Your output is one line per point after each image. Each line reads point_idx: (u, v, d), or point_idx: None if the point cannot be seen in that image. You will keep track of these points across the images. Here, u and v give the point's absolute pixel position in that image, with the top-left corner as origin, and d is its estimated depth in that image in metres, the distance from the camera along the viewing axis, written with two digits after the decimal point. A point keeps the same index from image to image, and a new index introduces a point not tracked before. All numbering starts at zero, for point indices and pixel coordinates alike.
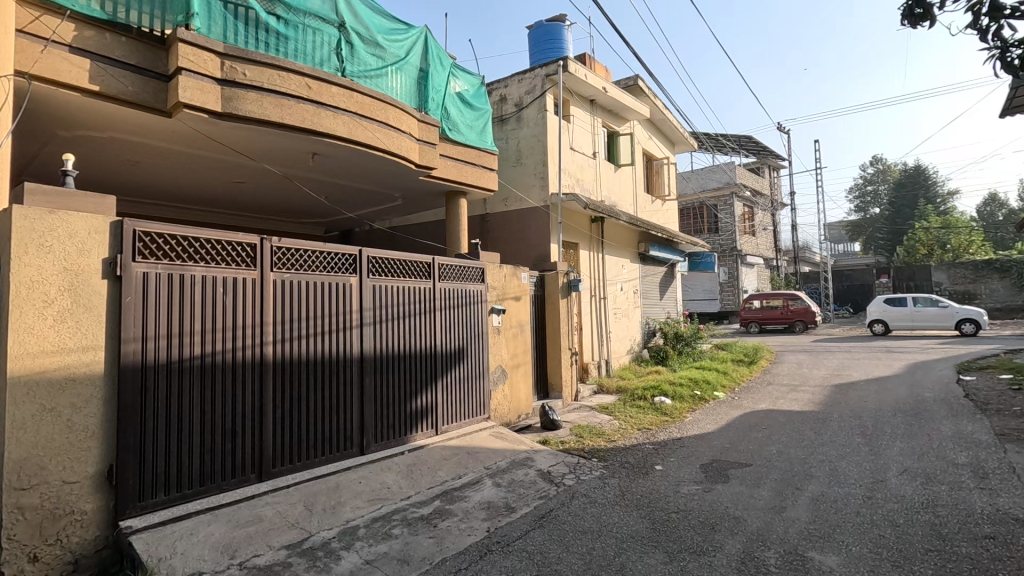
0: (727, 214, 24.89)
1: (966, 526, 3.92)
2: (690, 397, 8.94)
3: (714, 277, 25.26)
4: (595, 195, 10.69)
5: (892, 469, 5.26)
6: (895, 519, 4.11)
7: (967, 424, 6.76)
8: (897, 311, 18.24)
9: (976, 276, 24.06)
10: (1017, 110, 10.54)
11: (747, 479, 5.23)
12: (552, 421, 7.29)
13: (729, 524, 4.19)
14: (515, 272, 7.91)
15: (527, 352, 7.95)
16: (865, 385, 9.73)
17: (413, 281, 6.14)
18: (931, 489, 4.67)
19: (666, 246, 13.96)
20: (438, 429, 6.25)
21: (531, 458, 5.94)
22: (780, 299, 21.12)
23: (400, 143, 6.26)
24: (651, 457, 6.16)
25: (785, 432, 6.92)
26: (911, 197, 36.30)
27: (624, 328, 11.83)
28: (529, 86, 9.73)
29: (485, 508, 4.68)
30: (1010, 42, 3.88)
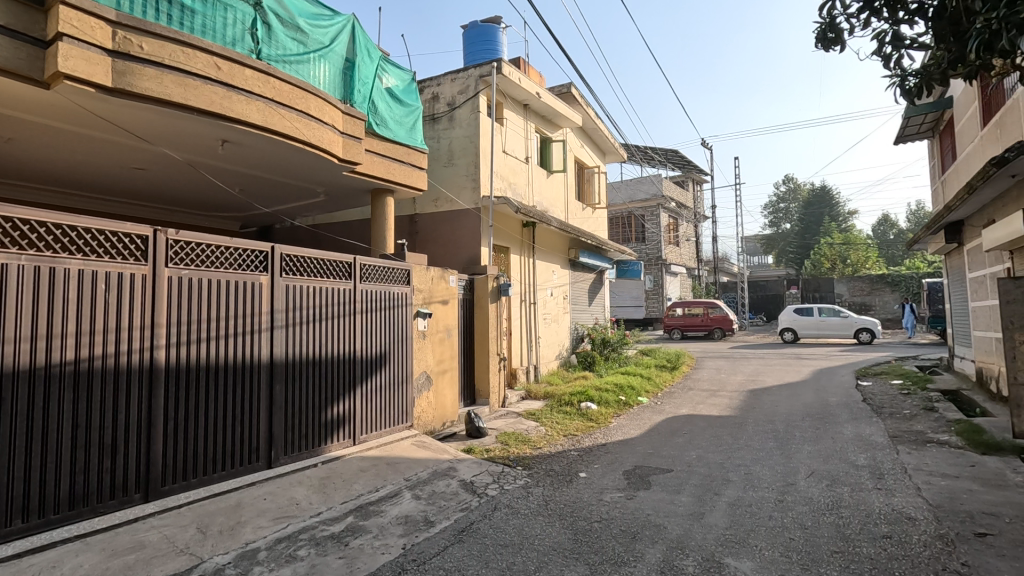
0: (654, 225, 25.78)
1: (866, 526, 4.10)
2: (615, 402, 9.04)
3: (640, 284, 26.03)
4: (526, 200, 10.65)
5: (801, 472, 5.49)
6: (804, 522, 4.24)
7: (866, 427, 7.24)
8: (804, 320, 19.52)
9: (871, 289, 26.37)
10: (908, 138, 11.57)
11: (668, 485, 5.28)
12: (478, 428, 7.10)
13: (650, 532, 4.17)
14: (443, 274, 7.67)
15: (454, 358, 7.72)
16: (777, 390, 10.24)
17: (331, 282, 5.77)
18: (836, 491, 4.89)
19: (596, 253, 14.20)
20: (356, 439, 5.89)
21: (454, 468, 5.72)
22: (701, 307, 22.02)
23: (322, 136, 5.88)
24: (576, 465, 6.11)
25: (704, 437, 7.09)
26: (817, 215, 39.31)
27: (553, 334, 11.85)
28: (461, 86, 9.56)
29: (402, 523, 4.42)
30: (908, 71, 4.14)
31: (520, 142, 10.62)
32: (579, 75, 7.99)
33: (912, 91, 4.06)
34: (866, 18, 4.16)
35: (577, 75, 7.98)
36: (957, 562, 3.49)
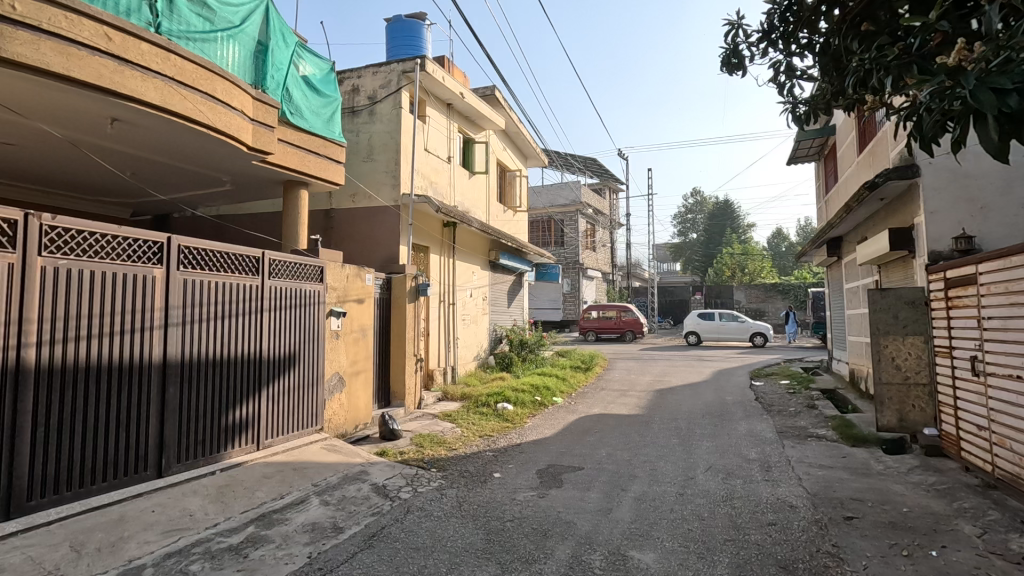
0: (572, 230, 26.52)
1: (755, 515, 4.46)
2: (531, 403, 9.20)
3: (558, 287, 26.67)
4: (448, 200, 10.58)
5: (700, 467, 5.86)
6: (701, 513, 4.54)
7: (757, 423, 7.87)
8: (707, 324, 20.89)
9: (765, 296, 28.73)
10: (798, 160, 12.73)
11: (578, 482, 5.44)
12: (392, 431, 6.95)
13: (561, 528, 4.29)
14: (359, 273, 7.45)
15: (368, 358, 7.50)
16: (681, 390, 10.88)
17: (236, 278, 5.42)
18: (730, 483, 5.28)
19: (516, 256, 14.39)
20: (260, 444, 5.57)
21: (366, 472, 5.56)
22: (614, 310, 22.94)
23: (229, 121, 5.51)
24: (490, 465, 6.15)
25: (614, 435, 7.39)
26: (720, 227, 42.23)
27: (471, 335, 11.85)
28: (383, 80, 9.33)
29: (308, 531, 4.23)
30: (799, 100, 4.57)
31: (443, 141, 10.54)
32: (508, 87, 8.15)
33: (802, 117, 4.48)
34: (764, 48, 4.53)
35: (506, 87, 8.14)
36: (829, 544, 3.87)
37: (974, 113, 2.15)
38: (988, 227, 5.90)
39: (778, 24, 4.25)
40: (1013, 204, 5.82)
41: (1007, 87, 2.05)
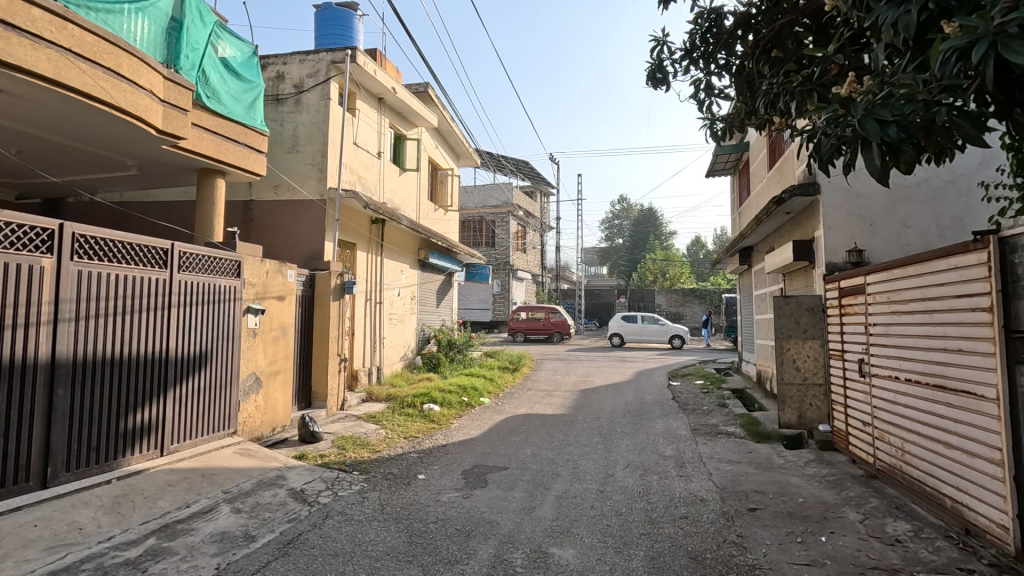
0: (503, 231, 26.69)
1: (669, 509, 4.69)
2: (457, 403, 9.16)
3: (487, 287, 26.75)
4: (377, 196, 10.33)
5: (620, 464, 6.08)
6: (619, 509, 4.71)
7: (673, 422, 8.27)
8: (629, 326, 21.70)
9: (684, 300, 30.26)
10: (716, 173, 13.51)
11: (502, 482, 5.49)
12: (313, 433, 6.70)
13: (484, 528, 4.30)
14: (280, 268, 7.11)
15: (288, 358, 7.17)
16: (604, 390, 11.23)
17: (141, 270, 5.02)
18: (647, 479, 5.52)
19: (446, 255, 14.29)
20: (164, 450, 5.17)
21: (283, 477, 5.32)
22: (543, 311, 23.31)
23: (135, 101, 5.10)
24: (414, 467, 6.06)
25: (538, 435, 7.51)
26: (644, 233, 44.02)
27: (398, 335, 11.63)
28: (311, 69, 8.96)
29: (217, 541, 3.99)
30: (717, 117, 4.85)
31: (373, 136, 10.27)
32: (442, 89, 8.06)
33: (719, 133, 4.76)
34: (686, 66, 4.78)
35: (441, 89, 8.04)
36: (735, 534, 4.14)
37: (863, 139, 2.38)
38: (876, 242, 6.54)
39: (699, 43, 4.49)
40: (896, 222, 6.49)
41: (888, 118, 2.29)
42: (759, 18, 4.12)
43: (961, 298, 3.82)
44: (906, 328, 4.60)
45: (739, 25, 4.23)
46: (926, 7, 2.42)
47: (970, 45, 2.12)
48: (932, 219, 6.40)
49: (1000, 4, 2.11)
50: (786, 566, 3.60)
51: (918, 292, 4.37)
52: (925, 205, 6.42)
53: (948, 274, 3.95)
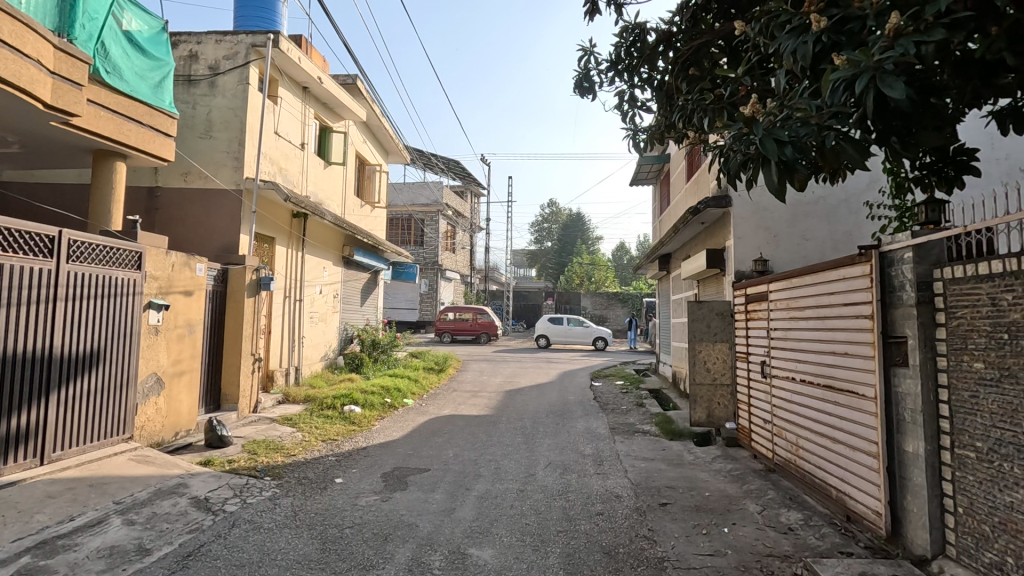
0: (432, 230, 26.40)
1: (586, 506, 4.82)
2: (380, 404, 8.93)
3: (415, 287, 26.37)
4: (298, 188, 9.89)
5: (541, 463, 6.19)
6: (538, 507, 4.79)
7: (593, 421, 8.52)
8: (555, 328, 22.15)
9: (607, 303, 31.31)
10: (640, 181, 14.07)
11: (423, 484, 5.43)
12: (221, 437, 6.31)
13: (402, 531, 4.23)
14: (188, 261, 6.65)
15: (194, 357, 6.70)
16: (529, 391, 11.38)
17: (21, 259, 4.52)
18: (566, 477, 5.65)
19: (372, 253, 13.93)
20: (44, 458, 4.66)
21: (184, 485, 4.96)
22: (470, 312, 23.27)
23: (20, 71, 4.59)
24: (332, 470, 5.86)
25: (461, 435, 7.50)
26: (571, 237, 45.14)
27: (319, 334, 11.20)
28: (228, 50, 8.45)
29: (106, 556, 3.66)
30: (640, 129, 5.07)
31: (296, 125, 9.83)
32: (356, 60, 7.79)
33: (641, 145, 4.97)
34: (611, 77, 4.94)
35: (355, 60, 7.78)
36: (646, 528, 4.32)
37: (762, 158, 2.56)
38: (779, 253, 7.06)
39: (624, 56, 4.67)
40: (797, 235, 7.05)
41: (784, 139, 2.47)
42: (679, 36, 4.33)
43: (848, 306, 4.20)
44: (802, 333, 5.00)
45: (660, 42, 4.42)
46: (819, 39, 2.65)
47: (854, 77, 2.34)
48: (827, 233, 7.00)
49: (879, 42, 2.34)
50: (692, 557, 3.80)
51: (813, 300, 4.77)
52: (822, 220, 7.02)
53: (838, 284, 4.35)
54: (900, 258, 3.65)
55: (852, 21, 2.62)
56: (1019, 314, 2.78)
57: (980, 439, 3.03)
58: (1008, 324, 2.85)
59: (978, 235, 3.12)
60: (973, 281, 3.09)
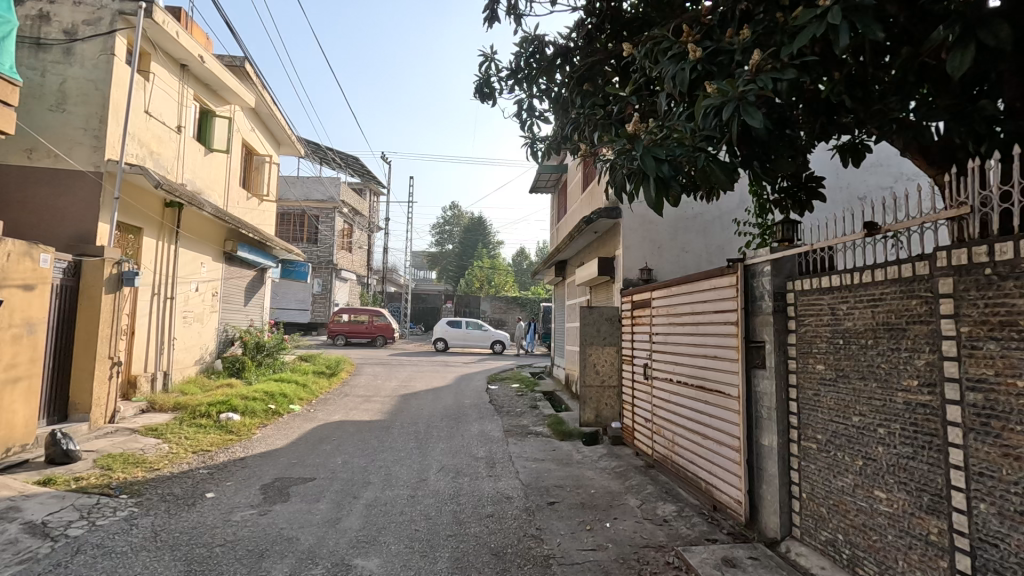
0: (327, 228, 25.22)
1: (476, 509, 4.84)
2: (262, 411, 8.34)
3: (307, 287, 25.02)
4: (172, 175, 9.00)
5: (433, 468, 6.12)
6: (428, 512, 4.73)
7: (487, 424, 8.59)
8: (454, 332, 22.07)
9: (506, 307, 31.79)
10: (539, 189, 14.45)
11: (307, 494, 5.14)
12: (66, 453, 5.55)
13: (280, 546, 3.97)
14: (31, 251, 5.80)
15: (34, 362, 5.84)
16: (425, 394, 11.23)
17: None
18: (458, 481, 5.64)
19: (258, 249, 13.01)
20: None
21: (16, 509, 4.29)
22: (366, 314, 22.50)
23: None
24: (202, 484, 5.37)
25: (351, 442, 7.22)
26: (472, 241, 45.33)
27: (193, 336, 10.24)
28: (90, 15, 7.50)
29: None
30: (538, 138, 5.22)
31: (172, 106, 8.95)
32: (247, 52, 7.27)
33: (539, 154, 5.13)
34: (512, 85, 5.04)
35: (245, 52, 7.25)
36: (534, 527, 4.42)
37: (643, 173, 2.73)
38: (662, 263, 7.59)
39: (524, 66, 4.78)
40: (677, 247, 7.62)
41: (662, 157, 2.65)
42: (576, 52, 4.51)
43: (717, 314, 4.60)
44: (679, 337, 5.41)
45: (558, 55, 4.58)
46: (695, 68, 2.89)
47: (722, 105, 2.58)
48: (703, 246, 7.61)
49: (744, 75, 2.60)
50: (575, 553, 3.95)
51: (689, 308, 5.18)
52: (699, 234, 7.63)
53: (710, 293, 4.75)
54: (760, 270, 4.06)
55: (722, 54, 2.89)
56: (851, 322, 3.20)
57: (820, 432, 3.45)
58: (842, 331, 3.27)
59: (822, 253, 3.55)
60: (818, 293, 3.52)
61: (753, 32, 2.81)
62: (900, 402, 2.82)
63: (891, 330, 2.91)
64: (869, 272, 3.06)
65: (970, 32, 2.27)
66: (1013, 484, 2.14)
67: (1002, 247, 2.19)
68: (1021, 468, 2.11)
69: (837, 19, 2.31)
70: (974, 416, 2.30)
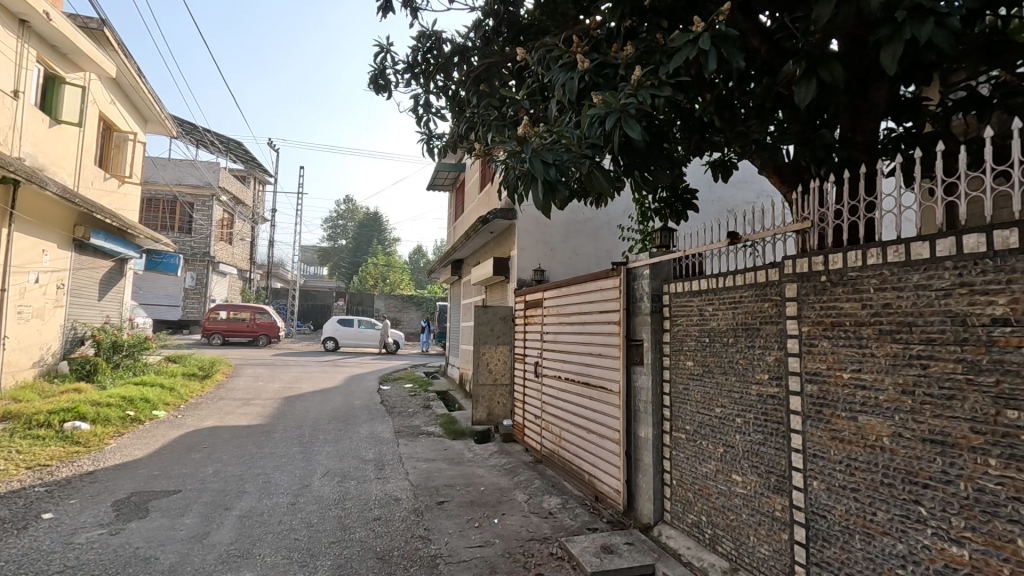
0: (203, 217, 23.12)
1: (362, 513, 4.68)
2: (118, 419, 7.44)
3: (178, 281, 22.76)
4: (7, 148, 7.75)
5: (318, 473, 5.84)
6: (310, 520, 4.49)
7: (378, 425, 8.35)
8: (345, 330, 21.22)
9: (401, 306, 31.13)
10: (436, 187, 14.33)
11: (170, 509, 4.67)
12: None
13: (135, 568, 3.57)
14: None
15: None
16: (311, 396, 10.67)
17: None
18: (344, 485, 5.42)
19: (117, 237, 11.60)
20: None
21: None
22: (248, 311, 20.91)
23: None
24: (38, 504, 4.67)
25: (225, 449, 6.67)
26: (367, 237, 43.86)
27: (31, 334, 8.89)
28: None
29: None
30: (434, 135, 5.20)
31: (8, 68, 7.70)
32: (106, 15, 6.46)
33: (435, 151, 5.11)
34: (407, 79, 4.95)
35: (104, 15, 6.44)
36: (422, 528, 4.37)
37: (531, 176, 2.80)
38: (554, 265, 7.85)
39: (420, 61, 4.72)
40: (569, 250, 7.92)
41: (550, 161, 2.73)
42: (473, 52, 4.51)
43: (602, 314, 4.85)
44: (568, 336, 5.63)
45: (455, 54, 4.56)
46: (584, 79, 3.03)
47: (606, 115, 2.73)
48: (592, 250, 7.97)
49: (626, 89, 2.76)
50: (463, 551, 3.96)
51: (578, 307, 5.40)
52: (588, 238, 7.97)
53: (596, 294, 5.00)
54: (641, 273, 4.34)
55: (607, 67, 3.05)
56: (716, 321, 3.52)
57: (689, 423, 3.75)
58: (709, 330, 3.58)
59: (693, 258, 3.88)
60: (689, 295, 3.83)
61: (636, 49, 3.00)
62: (754, 394, 3.15)
63: (747, 330, 3.24)
64: (731, 277, 3.38)
65: (813, 70, 2.59)
66: (839, 462, 2.47)
67: (834, 258, 2.53)
68: (846, 449, 2.44)
69: (706, 45, 2.53)
70: (811, 404, 2.62)
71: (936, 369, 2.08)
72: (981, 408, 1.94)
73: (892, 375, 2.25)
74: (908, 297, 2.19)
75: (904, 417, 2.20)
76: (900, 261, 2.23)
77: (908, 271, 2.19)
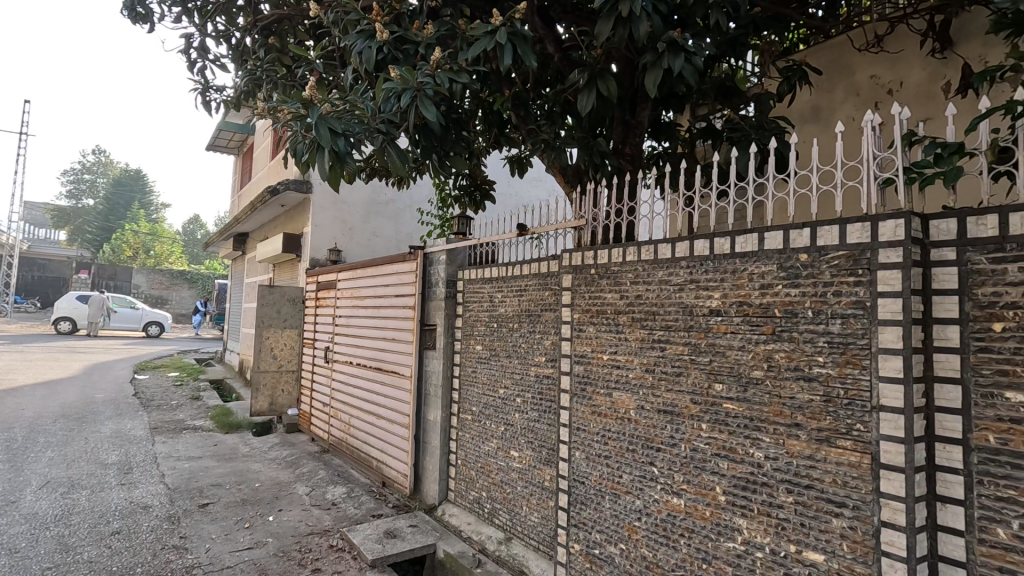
0: None
1: (95, 529, 3.88)
2: None
3: None
4: None
5: (32, 485, 4.67)
6: (15, 545, 3.57)
7: (127, 422, 7.04)
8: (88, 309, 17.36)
9: (170, 283, 26.69)
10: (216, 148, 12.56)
11: None
12: None
13: None
14: None
15: None
16: (29, 390, 8.50)
17: None
18: (70, 498, 4.43)
19: None
20: None
21: None
22: None
23: None
24: None
25: None
26: (126, 198, 36.57)
27: None
28: None
29: None
30: (211, 84, 4.52)
31: None
32: None
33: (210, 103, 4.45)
34: (176, 14, 4.20)
35: None
36: (177, 537, 3.80)
37: (317, 144, 2.58)
38: (351, 245, 7.52)
39: None
40: (368, 232, 7.63)
41: (339, 130, 2.55)
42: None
43: (397, 298, 4.77)
44: (361, 319, 5.42)
45: None
46: (382, 49, 2.91)
47: (402, 92, 2.65)
48: (393, 232, 7.77)
49: (425, 69, 2.71)
50: (226, 556, 3.55)
51: (372, 291, 5.23)
52: (388, 221, 7.74)
53: (392, 278, 4.89)
54: (437, 259, 4.36)
55: (407, 43, 2.97)
56: (504, 307, 3.71)
57: (475, 405, 3.90)
58: (497, 316, 3.76)
59: (488, 247, 4.03)
60: (481, 282, 3.97)
61: (437, 31, 2.96)
62: (533, 375, 3.41)
63: (530, 316, 3.48)
64: (520, 267, 3.59)
65: (593, 81, 2.86)
66: (596, 434, 2.80)
67: (601, 254, 2.84)
68: (603, 422, 2.77)
69: (502, 39, 2.61)
70: (577, 383, 2.92)
71: (671, 351, 2.48)
72: (699, 383, 2.37)
73: (639, 356, 2.61)
74: (654, 290, 2.57)
75: (646, 391, 2.58)
76: (650, 259, 2.60)
77: (655, 269, 2.57)
